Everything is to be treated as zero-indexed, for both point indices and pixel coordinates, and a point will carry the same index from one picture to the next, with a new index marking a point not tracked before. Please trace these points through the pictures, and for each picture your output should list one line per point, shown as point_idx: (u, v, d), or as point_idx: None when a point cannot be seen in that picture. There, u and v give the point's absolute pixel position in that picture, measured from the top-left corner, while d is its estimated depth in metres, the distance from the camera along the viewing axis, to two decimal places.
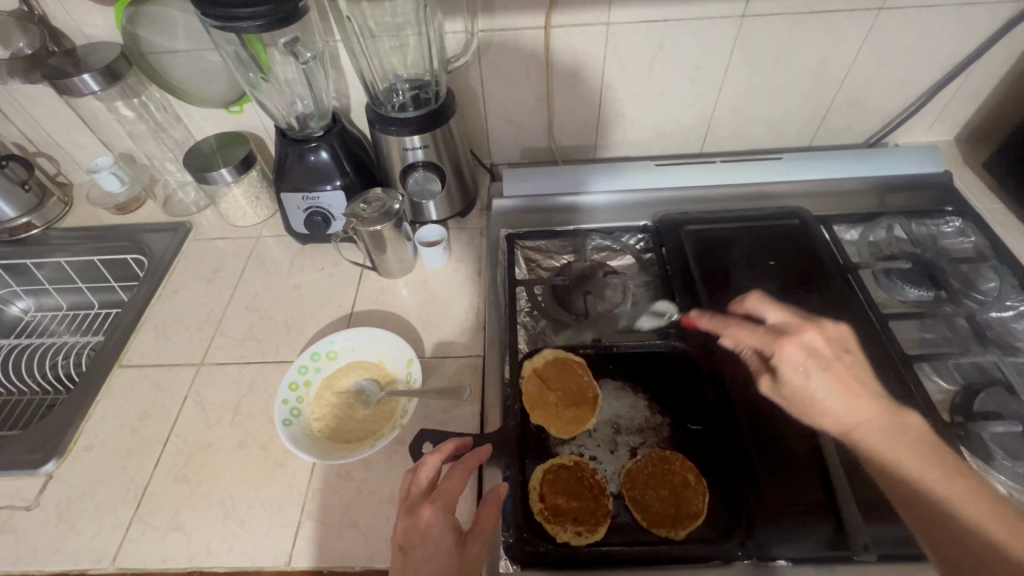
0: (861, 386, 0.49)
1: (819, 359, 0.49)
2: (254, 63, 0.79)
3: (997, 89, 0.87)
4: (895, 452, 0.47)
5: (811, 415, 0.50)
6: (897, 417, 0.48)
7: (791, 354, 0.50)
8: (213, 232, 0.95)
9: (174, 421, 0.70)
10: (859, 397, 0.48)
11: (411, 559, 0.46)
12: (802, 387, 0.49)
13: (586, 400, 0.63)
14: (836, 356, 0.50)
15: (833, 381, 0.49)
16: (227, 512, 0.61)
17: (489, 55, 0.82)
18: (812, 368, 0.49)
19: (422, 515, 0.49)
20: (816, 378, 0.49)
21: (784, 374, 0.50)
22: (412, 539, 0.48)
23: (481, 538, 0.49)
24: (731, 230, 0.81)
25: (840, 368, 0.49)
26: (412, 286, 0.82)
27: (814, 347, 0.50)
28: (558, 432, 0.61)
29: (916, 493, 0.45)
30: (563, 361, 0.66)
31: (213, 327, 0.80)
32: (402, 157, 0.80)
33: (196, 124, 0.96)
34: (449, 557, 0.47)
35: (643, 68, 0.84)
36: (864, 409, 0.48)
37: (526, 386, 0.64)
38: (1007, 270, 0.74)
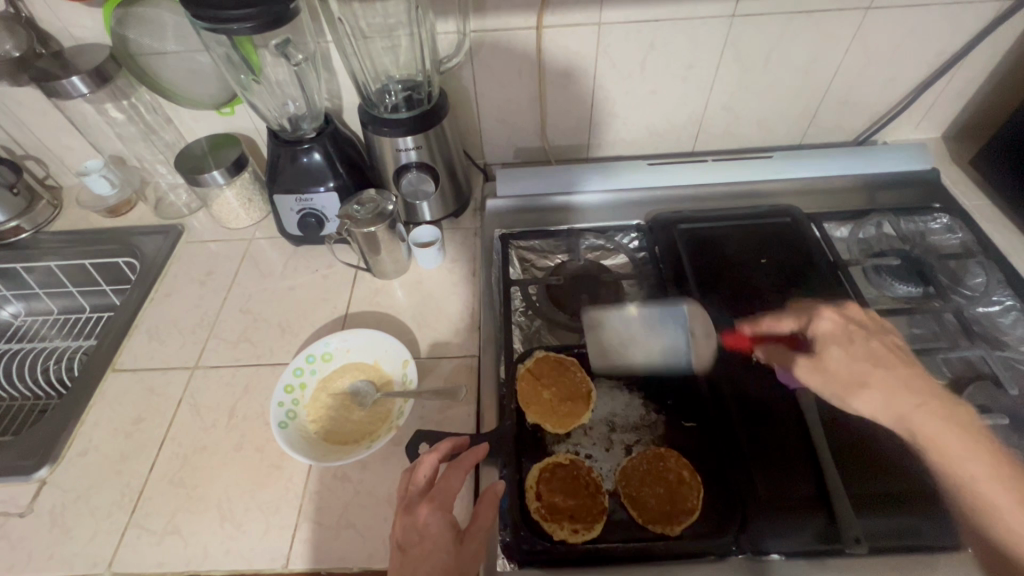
0: (904, 364, 0.58)
1: (860, 327, 0.62)
2: (245, 65, 0.79)
3: (982, 87, 0.89)
4: (946, 440, 0.53)
5: (863, 386, 0.57)
6: (946, 407, 0.55)
7: (828, 331, 0.62)
8: (205, 235, 0.94)
9: (169, 425, 0.69)
10: (904, 368, 0.57)
11: (410, 558, 0.47)
12: (850, 352, 0.60)
13: (580, 398, 0.63)
14: (879, 334, 0.62)
15: (876, 351, 0.59)
16: (224, 515, 0.61)
17: (482, 55, 0.83)
18: (853, 335, 0.61)
19: (421, 514, 0.50)
20: (862, 346, 0.60)
21: (826, 337, 0.62)
22: (410, 538, 0.49)
23: (479, 537, 0.50)
24: (724, 228, 0.81)
25: (881, 344, 0.60)
26: (407, 287, 0.83)
27: (857, 321, 0.63)
28: (553, 429, 0.61)
29: (959, 486, 0.52)
30: (556, 359, 0.67)
31: (207, 330, 0.80)
32: (395, 158, 0.80)
33: (187, 126, 0.95)
34: (447, 555, 0.47)
35: (635, 67, 0.84)
36: (914, 390, 0.56)
37: (521, 386, 0.64)
38: (994, 265, 0.75)
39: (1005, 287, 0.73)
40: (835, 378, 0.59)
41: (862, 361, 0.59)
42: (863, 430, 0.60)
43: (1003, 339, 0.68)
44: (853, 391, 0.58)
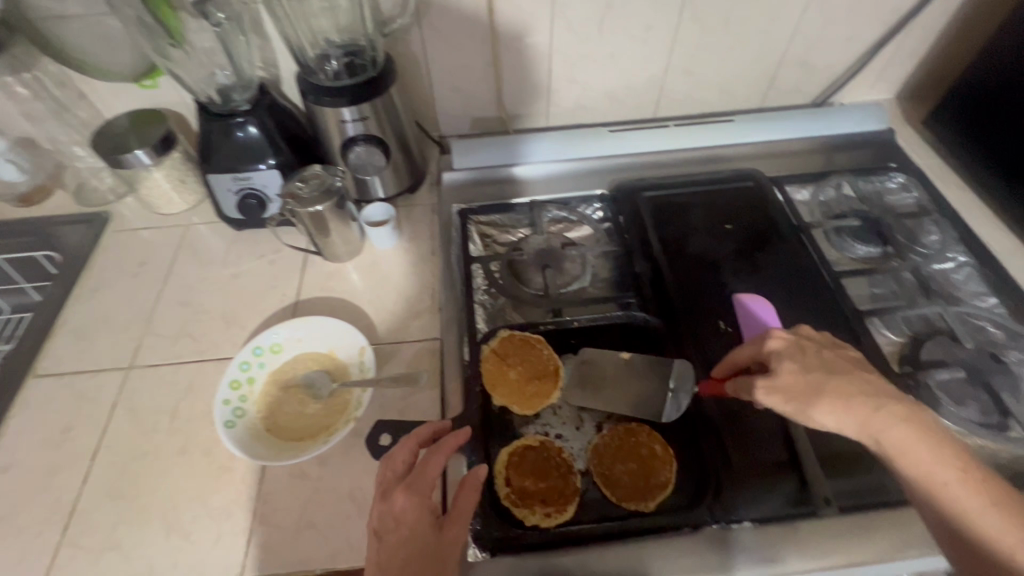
0: (861, 370, 0.47)
1: (816, 342, 0.51)
2: (162, 30, 0.70)
3: (934, 45, 0.89)
4: (917, 450, 0.41)
5: (824, 397, 0.45)
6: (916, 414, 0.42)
7: (778, 344, 0.51)
8: (135, 222, 0.86)
9: (102, 432, 0.63)
10: (860, 373, 0.47)
11: (388, 549, 0.45)
12: (800, 361, 0.48)
13: (549, 376, 0.61)
14: (836, 346, 0.51)
15: (832, 363, 0.48)
16: (170, 525, 0.56)
17: (429, 17, 0.77)
18: (807, 348, 0.50)
19: (398, 500, 0.47)
20: (816, 358, 0.48)
21: (781, 352, 0.50)
22: (387, 525, 0.46)
23: (460, 523, 0.47)
24: (688, 195, 0.80)
25: (836, 355, 0.49)
26: (361, 269, 0.78)
27: (810, 338, 0.52)
28: (521, 410, 0.59)
29: (924, 491, 0.40)
30: (522, 338, 0.63)
31: (141, 326, 0.73)
32: (340, 130, 0.74)
33: (104, 102, 0.85)
34: (427, 542, 0.45)
35: (592, 29, 0.80)
36: (873, 394, 0.44)
37: (485, 366, 0.61)
38: (947, 223, 0.76)
39: (958, 245, 0.74)
40: (789, 392, 0.47)
41: (815, 370, 0.47)
42: None
43: (957, 295, 0.70)
44: (811, 399, 0.46)
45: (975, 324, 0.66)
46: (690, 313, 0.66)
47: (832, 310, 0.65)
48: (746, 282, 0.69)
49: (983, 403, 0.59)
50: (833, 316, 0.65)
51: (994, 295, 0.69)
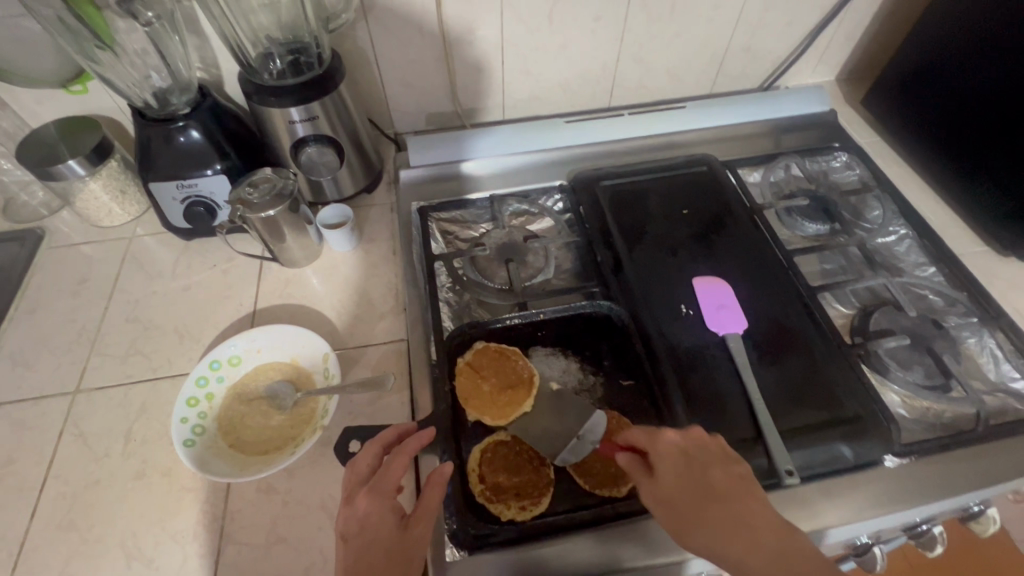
0: (743, 494, 0.46)
1: (701, 454, 0.49)
2: (87, 32, 0.65)
3: (869, 28, 0.93)
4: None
5: (699, 525, 0.45)
6: (798, 547, 0.43)
7: (669, 450, 0.49)
8: (73, 237, 0.81)
9: (50, 462, 0.60)
10: (738, 502, 0.46)
11: (353, 556, 0.44)
12: (681, 475, 0.47)
13: (522, 386, 0.60)
14: (723, 459, 0.49)
15: (714, 483, 0.47)
16: (130, 553, 0.54)
17: (376, 13, 0.75)
18: (693, 460, 0.48)
19: (360, 504, 0.47)
20: (698, 476, 0.47)
21: (665, 461, 0.48)
22: (350, 530, 0.46)
23: (425, 521, 0.46)
24: (646, 181, 0.80)
25: (722, 473, 0.48)
26: (321, 273, 0.75)
27: (699, 445, 0.50)
28: (491, 420, 0.58)
29: None
30: (497, 350, 0.63)
31: (86, 347, 0.69)
32: (289, 132, 0.72)
33: (29, 111, 0.80)
34: (390, 543, 0.45)
35: (543, 19, 0.80)
36: (742, 532, 0.44)
37: (460, 380, 0.60)
38: (889, 199, 0.80)
39: (899, 218, 0.78)
40: (669, 507, 0.46)
41: (696, 491, 0.46)
42: (789, 367, 0.62)
43: (900, 266, 0.73)
44: (688, 525, 0.45)
45: (916, 293, 0.70)
46: (652, 297, 0.66)
47: (785, 287, 0.68)
48: (704, 265, 0.70)
49: (927, 366, 0.63)
50: (788, 292, 0.67)
51: (933, 265, 0.73)
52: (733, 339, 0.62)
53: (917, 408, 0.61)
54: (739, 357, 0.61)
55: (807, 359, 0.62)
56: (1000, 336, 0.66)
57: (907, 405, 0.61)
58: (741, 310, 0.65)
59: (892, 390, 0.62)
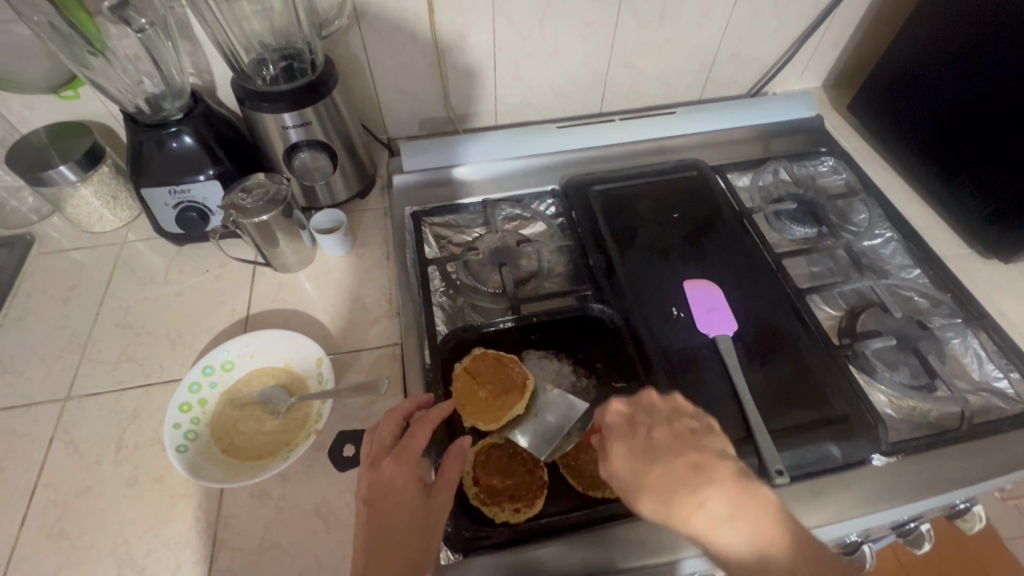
0: (691, 449, 0.45)
1: (648, 417, 0.49)
2: (78, 38, 0.65)
3: (854, 35, 0.95)
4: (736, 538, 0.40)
5: (644, 491, 0.44)
6: (751, 497, 0.41)
7: (615, 422, 0.50)
8: (63, 243, 0.81)
9: (40, 469, 0.59)
10: (682, 459, 0.44)
11: (379, 517, 0.45)
12: (625, 444, 0.47)
13: (516, 391, 0.60)
14: (672, 418, 0.49)
15: (657, 444, 0.46)
16: (123, 560, 0.53)
17: (369, 19, 0.76)
18: (638, 427, 0.48)
19: (387, 469, 0.48)
20: (644, 439, 0.47)
21: (612, 430, 0.49)
22: (377, 493, 0.47)
23: (448, 489, 0.48)
24: (637, 186, 0.81)
25: (668, 432, 0.47)
26: (314, 278, 0.76)
27: (647, 408, 0.50)
28: (485, 424, 0.58)
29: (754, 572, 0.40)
30: (495, 357, 0.62)
31: (77, 353, 0.69)
32: (283, 137, 0.72)
33: (18, 116, 0.80)
34: (415, 508, 0.46)
35: (535, 26, 0.81)
36: (685, 489, 0.43)
37: (457, 386, 0.60)
38: (874, 202, 0.81)
39: (885, 221, 0.79)
40: (620, 480, 0.47)
41: (639, 458, 0.46)
42: (778, 367, 0.63)
43: (886, 268, 0.75)
44: (636, 491, 0.45)
45: (902, 294, 0.71)
46: (645, 299, 0.67)
47: (774, 289, 0.69)
48: (695, 268, 0.71)
49: (913, 367, 0.64)
50: (776, 294, 0.68)
51: (918, 267, 0.75)
52: (724, 341, 0.63)
53: (904, 408, 0.62)
54: (730, 358, 0.62)
55: (796, 360, 0.63)
56: (983, 336, 0.67)
57: (894, 404, 0.63)
58: (731, 312, 0.66)
59: (879, 390, 0.63)
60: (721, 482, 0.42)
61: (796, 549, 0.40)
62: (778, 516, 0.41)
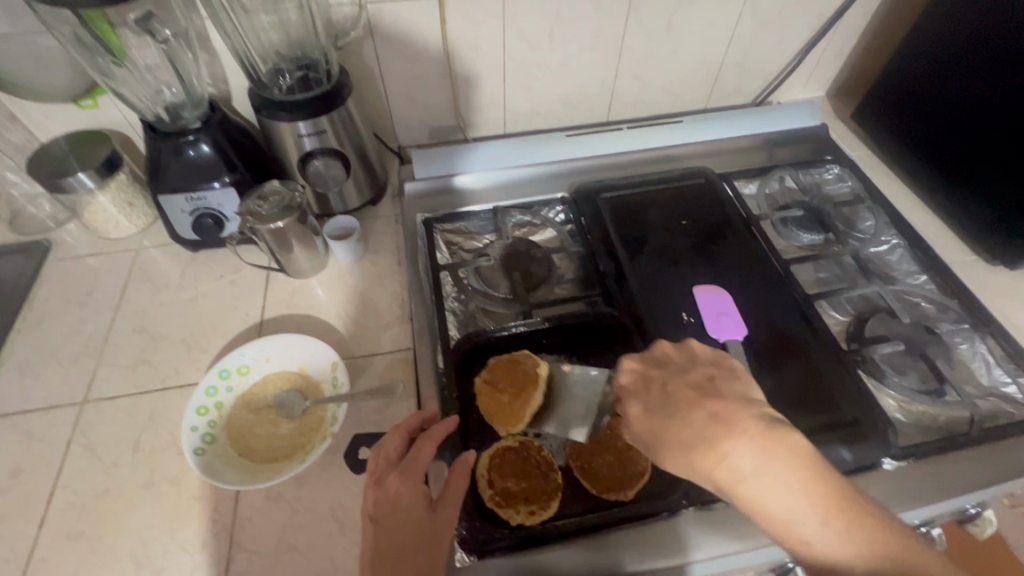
0: (707, 398, 0.44)
1: (662, 371, 0.50)
2: (102, 48, 0.67)
3: (857, 46, 0.96)
4: (761, 483, 0.39)
5: (664, 446, 0.44)
6: (774, 438, 0.40)
7: (630, 384, 0.50)
8: (79, 249, 0.82)
9: (59, 472, 0.60)
10: (699, 408, 0.44)
11: (386, 533, 0.46)
12: (642, 402, 0.48)
13: (531, 386, 0.60)
14: (686, 370, 0.49)
15: (672, 398, 0.47)
16: (140, 562, 0.54)
17: (383, 31, 0.77)
18: (653, 386, 0.49)
19: (392, 485, 0.48)
20: (659, 394, 0.48)
21: (627, 391, 0.50)
22: (382, 510, 0.47)
23: (453, 505, 0.49)
24: (646, 193, 0.82)
25: (683, 386, 0.47)
26: (327, 284, 0.77)
27: (660, 362, 0.51)
28: (513, 426, 0.59)
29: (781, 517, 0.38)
30: (506, 359, 0.62)
31: (94, 357, 0.69)
32: (298, 145, 0.73)
33: (38, 124, 0.81)
34: (421, 524, 0.47)
35: (544, 37, 0.82)
36: (704, 438, 0.42)
37: (480, 399, 0.61)
38: (880, 209, 0.82)
39: (891, 228, 0.80)
40: (641, 439, 0.47)
41: (656, 414, 0.46)
42: (789, 372, 0.63)
43: (893, 275, 0.75)
44: (656, 446, 0.45)
45: (910, 301, 0.72)
46: (655, 304, 0.68)
47: (783, 295, 0.70)
48: (704, 274, 0.72)
49: (922, 371, 0.64)
50: (784, 300, 0.69)
51: (924, 273, 0.75)
52: (733, 346, 0.63)
53: (913, 412, 0.63)
54: (740, 363, 0.62)
55: (805, 365, 0.64)
56: (991, 342, 0.68)
57: (902, 408, 0.63)
58: (741, 317, 0.67)
59: (888, 394, 0.63)
60: (741, 426, 0.41)
61: (825, 489, 0.38)
62: (806, 456, 0.39)
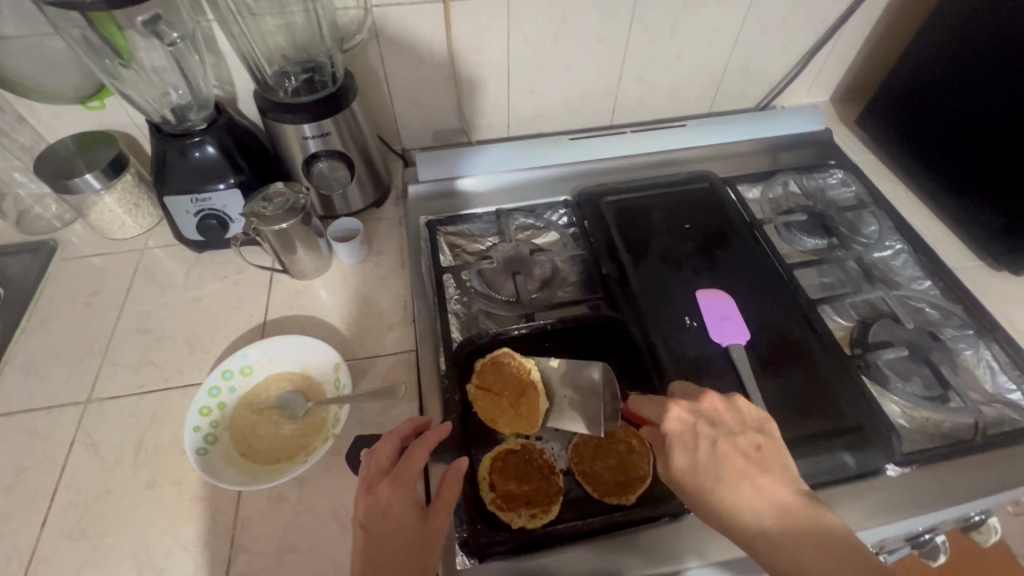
0: (755, 469, 0.45)
1: (712, 428, 0.48)
2: (109, 49, 0.68)
3: (861, 51, 0.96)
4: (797, 559, 0.41)
5: (706, 505, 0.45)
6: (815, 525, 0.42)
7: (676, 431, 0.49)
8: (85, 249, 0.82)
9: (62, 471, 0.60)
10: (746, 479, 0.45)
11: (377, 540, 0.46)
12: (686, 455, 0.48)
13: (532, 386, 0.61)
14: (736, 431, 0.48)
15: (720, 461, 0.46)
16: (141, 562, 0.54)
17: (388, 34, 0.78)
18: (700, 441, 0.48)
19: (384, 492, 0.48)
20: (709, 452, 0.47)
21: (673, 439, 0.49)
22: (373, 517, 0.47)
23: (445, 511, 0.49)
24: (650, 197, 0.82)
25: (733, 448, 0.47)
26: (330, 285, 0.77)
27: (710, 418, 0.50)
28: (525, 429, 0.59)
29: None
30: (493, 360, 0.63)
31: (98, 357, 0.70)
32: (302, 147, 0.74)
33: (47, 125, 0.82)
34: (413, 531, 0.47)
35: (548, 41, 0.83)
36: (749, 509, 0.43)
37: (479, 408, 0.60)
38: (884, 214, 0.82)
39: (894, 233, 0.80)
40: (681, 489, 0.48)
41: (702, 471, 0.46)
42: (792, 377, 0.63)
43: (897, 280, 0.75)
44: (697, 502, 0.46)
45: (913, 306, 0.72)
46: (657, 307, 0.68)
47: (787, 299, 0.69)
48: (707, 278, 0.72)
49: (925, 377, 0.64)
50: (788, 304, 0.69)
51: (928, 278, 0.75)
52: (736, 350, 0.63)
53: (917, 418, 0.63)
54: (743, 367, 0.62)
55: (809, 370, 0.63)
56: (995, 347, 0.68)
57: (907, 415, 0.63)
58: (744, 322, 0.67)
59: (892, 401, 0.63)
60: (786, 508, 0.43)
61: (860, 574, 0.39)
62: (842, 541, 0.41)
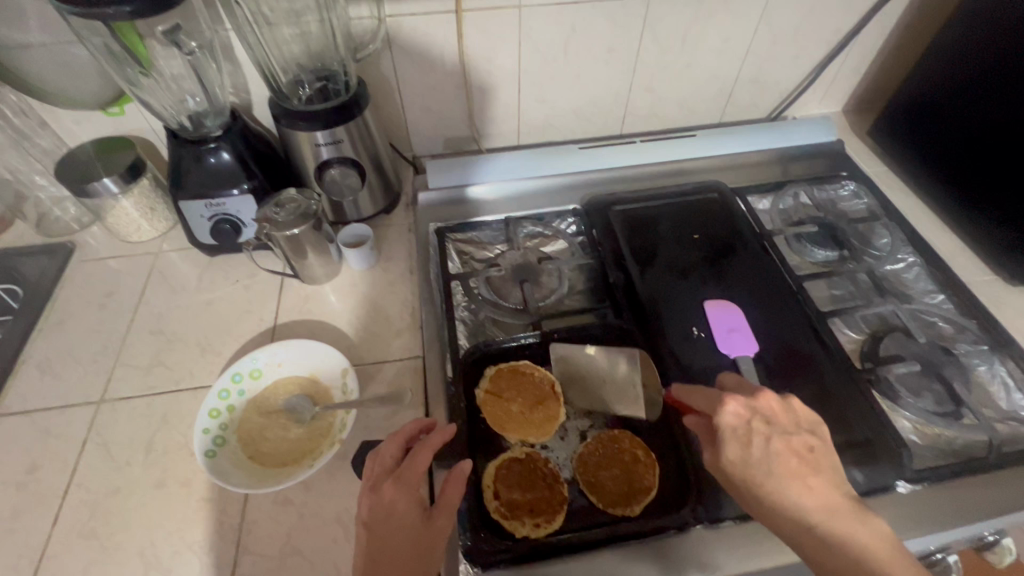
0: (809, 469, 0.44)
1: (769, 425, 0.47)
2: (130, 58, 0.70)
3: (874, 62, 0.96)
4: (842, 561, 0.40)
5: (753, 497, 0.45)
6: (863, 531, 0.41)
7: (730, 422, 0.47)
8: (101, 251, 0.84)
9: (73, 471, 0.61)
10: (798, 479, 0.43)
11: (379, 539, 0.46)
12: (738, 448, 0.46)
13: (549, 396, 0.62)
14: (790, 431, 0.46)
15: (772, 458, 0.45)
16: (148, 563, 0.54)
17: (401, 43, 0.79)
18: (755, 435, 0.46)
19: (388, 492, 0.48)
20: (762, 448, 0.45)
21: (727, 431, 0.47)
22: (376, 516, 0.47)
23: (447, 513, 0.49)
24: (659, 207, 0.82)
25: (786, 445, 0.45)
26: (340, 291, 0.77)
27: (767, 415, 0.48)
28: (536, 436, 0.60)
29: None
30: (510, 368, 0.64)
31: (112, 357, 0.71)
32: (315, 154, 0.75)
33: (67, 130, 0.84)
34: (415, 532, 0.47)
35: (559, 51, 0.84)
36: (797, 506, 0.43)
37: (489, 413, 0.61)
38: (897, 227, 0.81)
39: (907, 246, 0.79)
40: (727, 477, 0.47)
41: (753, 464, 0.45)
42: (801, 391, 0.62)
43: (909, 293, 0.74)
44: (745, 493, 0.45)
45: (926, 320, 0.71)
46: (664, 316, 0.68)
47: (796, 311, 0.69)
48: (715, 288, 0.71)
49: (938, 393, 0.63)
50: (797, 317, 0.68)
51: (942, 292, 0.74)
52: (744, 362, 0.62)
53: (929, 435, 0.61)
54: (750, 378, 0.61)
55: (818, 384, 0.63)
56: (1010, 364, 0.66)
57: (919, 431, 0.62)
58: (752, 334, 0.66)
59: (904, 416, 0.62)
60: (835, 510, 0.42)
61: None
62: (888, 549, 0.40)
